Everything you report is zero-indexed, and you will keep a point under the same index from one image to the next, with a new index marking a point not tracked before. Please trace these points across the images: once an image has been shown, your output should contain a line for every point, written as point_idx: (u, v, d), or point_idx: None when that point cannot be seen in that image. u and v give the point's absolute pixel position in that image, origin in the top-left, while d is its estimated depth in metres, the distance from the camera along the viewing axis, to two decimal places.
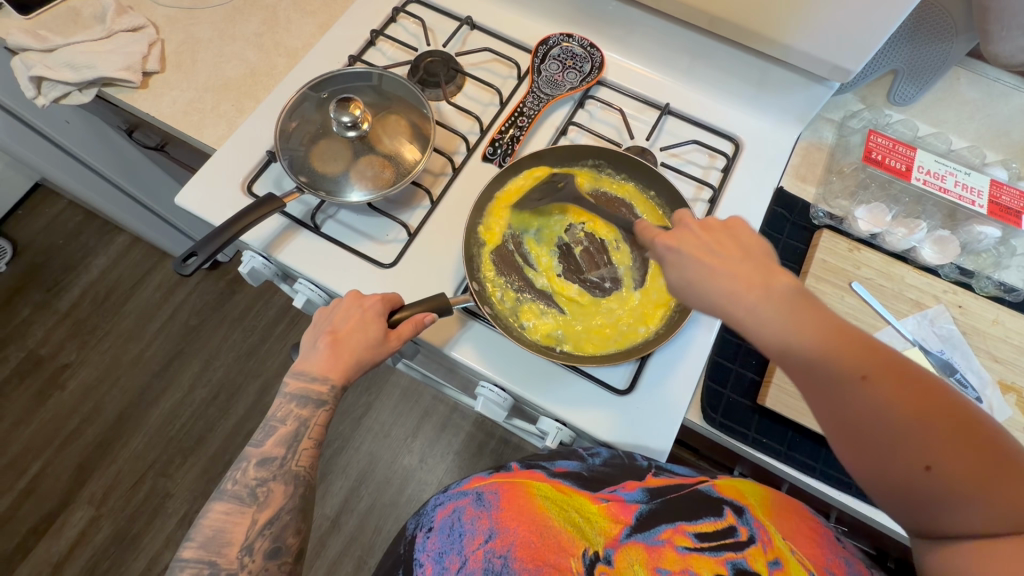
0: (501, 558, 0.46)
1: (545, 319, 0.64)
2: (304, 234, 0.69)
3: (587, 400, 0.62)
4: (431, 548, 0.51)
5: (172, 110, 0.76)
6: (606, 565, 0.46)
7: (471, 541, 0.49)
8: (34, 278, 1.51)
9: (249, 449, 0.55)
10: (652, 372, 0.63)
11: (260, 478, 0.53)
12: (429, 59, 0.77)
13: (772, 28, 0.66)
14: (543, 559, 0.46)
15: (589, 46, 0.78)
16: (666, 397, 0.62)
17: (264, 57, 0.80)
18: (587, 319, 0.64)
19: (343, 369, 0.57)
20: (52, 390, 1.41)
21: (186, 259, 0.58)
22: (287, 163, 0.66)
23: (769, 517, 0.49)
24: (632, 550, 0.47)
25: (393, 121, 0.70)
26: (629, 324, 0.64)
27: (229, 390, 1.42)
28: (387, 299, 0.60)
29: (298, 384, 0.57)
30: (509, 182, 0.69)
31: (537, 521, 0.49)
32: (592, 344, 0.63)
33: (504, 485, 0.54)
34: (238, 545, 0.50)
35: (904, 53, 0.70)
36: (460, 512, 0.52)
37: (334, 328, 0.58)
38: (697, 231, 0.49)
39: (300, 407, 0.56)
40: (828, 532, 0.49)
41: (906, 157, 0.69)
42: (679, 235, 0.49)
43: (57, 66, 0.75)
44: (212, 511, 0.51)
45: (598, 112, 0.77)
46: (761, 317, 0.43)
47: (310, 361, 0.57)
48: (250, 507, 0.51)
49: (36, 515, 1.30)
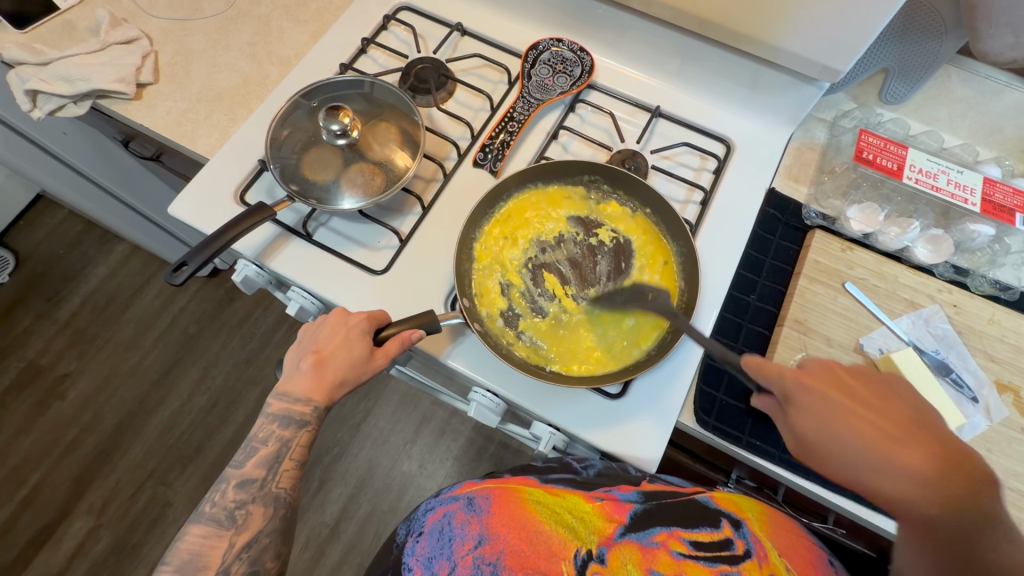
0: (490, 565, 0.47)
1: (535, 343, 0.63)
2: (296, 242, 0.69)
3: (579, 421, 0.60)
4: (421, 552, 0.52)
5: (166, 120, 0.77)
6: (600, 565, 0.47)
7: (461, 546, 0.49)
8: (35, 288, 1.52)
9: (229, 471, 0.55)
10: (646, 389, 0.62)
11: (239, 501, 0.53)
12: (419, 66, 0.78)
13: (761, 30, 0.65)
14: (534, 566, 0.46)
15: (579, 50, 0.78)
16: (659, 418, 0.60)
17: (256, 66, 0.81)
18: (577, 339, 0.63)
19: (326, 389, 0.57)
20: (52, 399, 1.42)
21: (177, 268, 0.59)
22: (279, 171, 0.67)
23: (765, 535, 0.51)
24: (626, 549, 0.49)
25: (383, 129, 0.70)
26: (622, 347, 0.62)
27: (229, 398, 1.43)
28: (373, 317, 0.60)
29: (281, 405, 0.57)
30: (502, 203, 0.68)
31: (527, 527, 0.50)
32: (580, 367, 0.62)
33: (495, 490, 0.55)
34: (215, 568, 0.50)
35: (893, 53, 0.70)
36: (450, 516, 0.53)
37: (318, 347, 0.58)
38: (845, 375, 0.51)
39: (282, 428, 0.57)
40: (820, 552, 0.53)
41: (897, 156, 0.69)
42: (820, 384, 0.50)
43: (51, 79, 0.76)
44: (189, 534, 0.52)
45: (589, 115, 0.78)
46: (900, 477, 0.46)
47: (293, 382, 0.58)
48: (228, 530, 0.52)
49: (37, 525, 1.31)
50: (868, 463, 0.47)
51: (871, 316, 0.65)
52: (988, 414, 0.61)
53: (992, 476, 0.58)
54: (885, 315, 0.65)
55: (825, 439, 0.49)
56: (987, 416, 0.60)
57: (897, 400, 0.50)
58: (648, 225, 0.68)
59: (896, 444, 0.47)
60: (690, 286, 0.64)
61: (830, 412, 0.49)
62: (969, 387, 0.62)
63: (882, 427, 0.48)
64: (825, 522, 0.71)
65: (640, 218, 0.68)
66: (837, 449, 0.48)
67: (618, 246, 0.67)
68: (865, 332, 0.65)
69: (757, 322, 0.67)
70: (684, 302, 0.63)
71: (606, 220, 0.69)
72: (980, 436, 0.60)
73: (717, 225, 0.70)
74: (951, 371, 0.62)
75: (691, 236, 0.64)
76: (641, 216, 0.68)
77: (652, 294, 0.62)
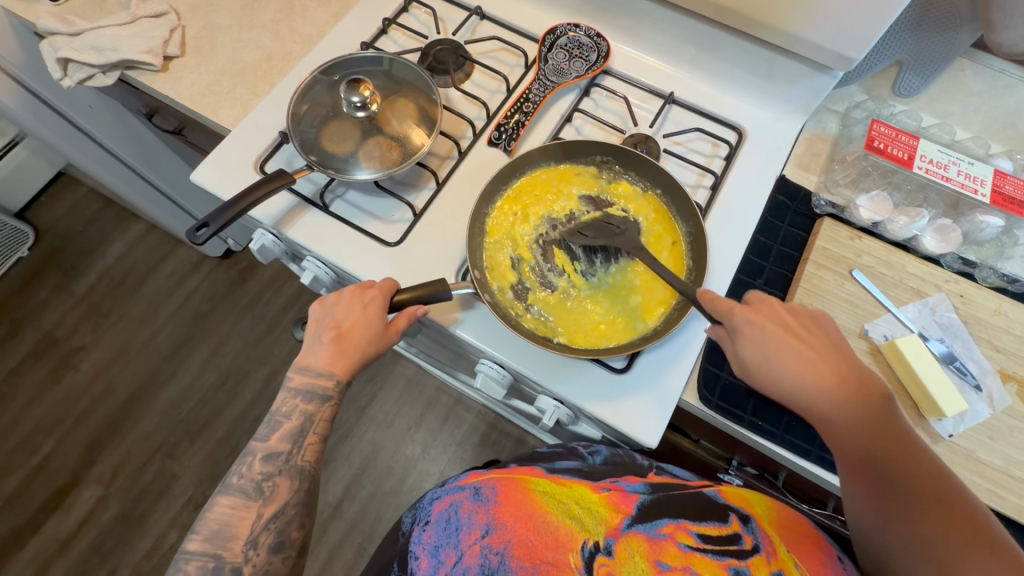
0: (498, 555, 0.51)
1: (545, 315, 0.64)
2: (312, 212, 0.70)
3: (584, 393, 0.61)
4: (426, 541, 0.55)
5: (191, 92, 0.79)
6: (606, 556, 0.51)
7: (469, 536, 0.53)
8: (53, 262, 1.55)
9: (255, 443, 0.56)
10: (652, 364, 0.63)
11: (265, 473, 0.55)
12: (438, 47, 0.79)
13: (777, 17, 0.67)
14: (541, 556, 0.50)
15: (596, 35, 0.79)
16: (661, 394, 0.61)
17: (280, 43, 0.83)
18: (585, 313, 0.64)
19: (347, 364, 0.59)
20: (65, 370, 1.45)
21: (198, 229, 0.60)
22: (298, 144, 0.68)
23: (772, 527, 0.53)
24: (632, 541, 0.52)
25: (401, 105, 0.71)
26: (627, 322, 0.63)
27: (238, 376, 1.45)
28: (385, 288, 0.61)
29: (302, 378, 0.59)
30: (516, 181, 0.70)
31: (534, 518, 0.54)
32: (587, 340, 0.63)
33: (501, 480, 0.58)
34: (243, 538, 0.52)
35: (908, 43, 0.70)
36: (456, 506, 0.56)
37: (338, 324, 0.59)
38: (784, 314, 0.57)
39: (305, 403, 0.58)
40: (830, 547, 0.53)
41: (908, 146, 0.69)
42: (762, 317, 0.56)
43: (82, 48, 0.78)
44: (218, 504, 0.53)
45: (604, 100, 0.79)
46: (820, 397, 0.53)
47: (314, 356, 0.59)
48: (255, 501, 0.53)
49: (47, 492, 1.33)
50: (797, 388, 0.54)
51: (877, 303, 0.66)
52: (991, 403, 0.61)
53: (993, 463, 0.59)
54: (892, 303, 0.66)
55: (762, 367, 0.55)
56: (989, 405, 0.61)
57: (827, 334, 0.56)
58: (658, 204, 0.69)
59: (833, 375, 0.53)
60: (697, 269, 0.64)
61: (774, 344, 0.55)
62: (973, 375, 0.62)
63: (812, 356, 0.54)
64: (824, 508, 0.72)
65: (651, 199, 0.69)
66: (771, 377, 0.55)
67: (629, 224, 0.68)
68: (869, 318, 0.65)
69: None
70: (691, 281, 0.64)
71: (617, 199, 0.70)
72: (982, 424, 0.60)
73: (725, 210, 0.70)
74: (955, 359, 0.62)
75: (701, 217, 0.65)
76: (652, 197, 0.69)
77: (621, 228, 0.64)
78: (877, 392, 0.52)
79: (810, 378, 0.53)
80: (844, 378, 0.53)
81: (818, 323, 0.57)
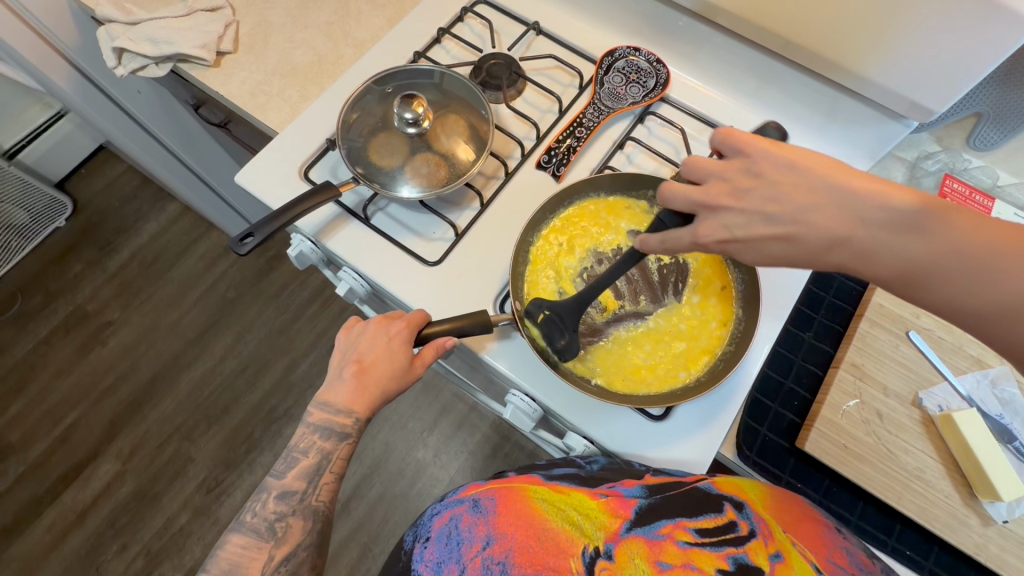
0: (500, 565, 0.45)
1: (584, 355, 0.62)
2: (353, 224, 0.70)
3: (618, 439, 0.59)
4: (429, 558, 0.50)
5: (241, 90, 0.78)
6: (607, 561, 0.45)
7: (470, 549, 0.48)
8: (88, 236, 1.58)
9: (270, 481, 0.56)
10: (691, 415, 0.60)
11: (279, 513, 0.54)
12: (492, 61, 0.77)
13: (852, 59, 0.63)
14: (542, 563, 0.45)
15: (655, 61, 0.77)
16: (699, 446, 0.59)
17: (332, 46, 0.81)
18: (625, 356, 0.62)
19: (367, 402, 0.57)
20: (93, 344, 1.47)
21: (243, 239, 0.60)
22: (346, 153, 0.67)
23: (768, 511, 0.49)
24: (633, 544, 0.47)
25: (452, 120, 0.70)
26: (669, 368, 0.61)
27: (258, 365, 1.46)
28: (413, 321, 0.59)
29: (321, 415, 0.57)
30: (562, 211, 0.68)
31: (534, 525, 0.48)
32: (624, 384, 0.61)
33: (501, 491, 0.54)
34: None
35: (991, 96, 0.66)
36: (456, 520, 0.52)
37: (359, 356, 0.58)
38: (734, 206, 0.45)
39: (323, 440, 0.57)
40: (831, 525, 0.50)
41: (982, 206, 0.69)
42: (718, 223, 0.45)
43: (138, 38, 0.78)
44: (230, 543, 0.52)
45: (657, 128, 0.76)
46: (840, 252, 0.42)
47: (335, 393, 0.57)
48: (267, 542, 0.52)
49: (68, 463, 1.36)
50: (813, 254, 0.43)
51: (933, 369, 0.62)
52: None
53: None
54: (949, 371, 0.62)
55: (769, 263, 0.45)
56: None
57: (788, 178, 0.44)
58: (711, 248, 0.66)
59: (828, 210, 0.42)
60: (747, 318, 0.61)
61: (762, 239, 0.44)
62: None
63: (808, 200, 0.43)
64: None
65: None
66: (789, 265, 0.45)
67: (678, 266, 0.65)
68: (924, 385, 0.61)
69: (810, 362, 0.68)
70: (740, 330, 0.62)
71: None
72: None
73: None
74: (1013, 439, 0.60)
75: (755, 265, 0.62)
76: None
77: (540, 311, 0.59)
78: (882, 195, 0.41)
79: (825, 236, 0.42)
80: (837, 209, 0.42)
81: (762, 173, 0.45)
